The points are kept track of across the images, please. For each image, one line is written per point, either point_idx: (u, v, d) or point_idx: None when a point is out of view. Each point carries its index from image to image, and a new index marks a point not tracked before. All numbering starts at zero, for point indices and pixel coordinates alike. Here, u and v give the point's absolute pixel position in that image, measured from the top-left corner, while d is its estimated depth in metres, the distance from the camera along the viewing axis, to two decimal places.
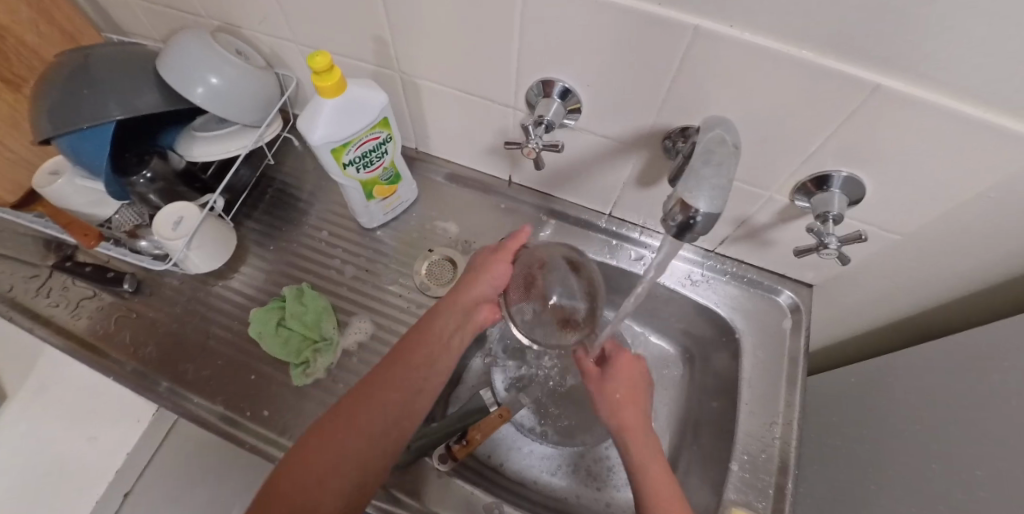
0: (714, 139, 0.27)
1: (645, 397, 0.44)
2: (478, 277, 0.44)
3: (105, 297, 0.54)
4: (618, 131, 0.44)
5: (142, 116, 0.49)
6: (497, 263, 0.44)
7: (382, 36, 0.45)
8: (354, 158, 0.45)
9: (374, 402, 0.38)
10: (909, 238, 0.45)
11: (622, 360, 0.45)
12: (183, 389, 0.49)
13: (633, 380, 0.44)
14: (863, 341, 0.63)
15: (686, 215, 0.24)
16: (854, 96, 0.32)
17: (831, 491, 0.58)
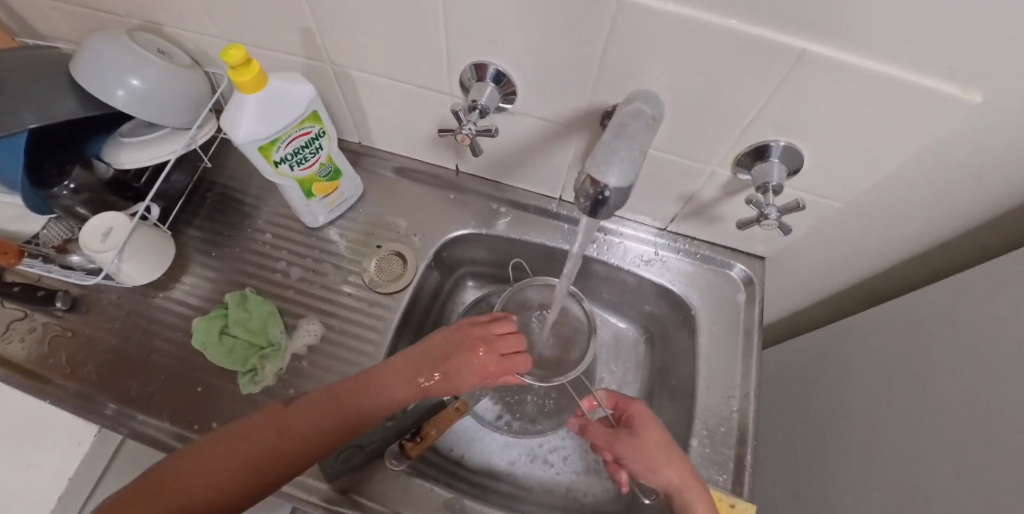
0: (632, 112, 0.27)
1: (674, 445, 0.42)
2: (464, 361, 0.40)
3: (38, 317, 0.51)
4: (557, 113, 0.43)
5: (59, 123, 0.46)
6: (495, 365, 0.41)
7: (307, 27, 0.43)
8: (286, 155, 0.43)
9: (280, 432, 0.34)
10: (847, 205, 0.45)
11: (636, 412, 0.43)
12: (127, 407, 0.47)
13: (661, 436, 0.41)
14: (817, 308, 0.65)
15: (596, 191, 0.23)
16: (782, 63, 0.32)
17: (793, 456, 0.59)
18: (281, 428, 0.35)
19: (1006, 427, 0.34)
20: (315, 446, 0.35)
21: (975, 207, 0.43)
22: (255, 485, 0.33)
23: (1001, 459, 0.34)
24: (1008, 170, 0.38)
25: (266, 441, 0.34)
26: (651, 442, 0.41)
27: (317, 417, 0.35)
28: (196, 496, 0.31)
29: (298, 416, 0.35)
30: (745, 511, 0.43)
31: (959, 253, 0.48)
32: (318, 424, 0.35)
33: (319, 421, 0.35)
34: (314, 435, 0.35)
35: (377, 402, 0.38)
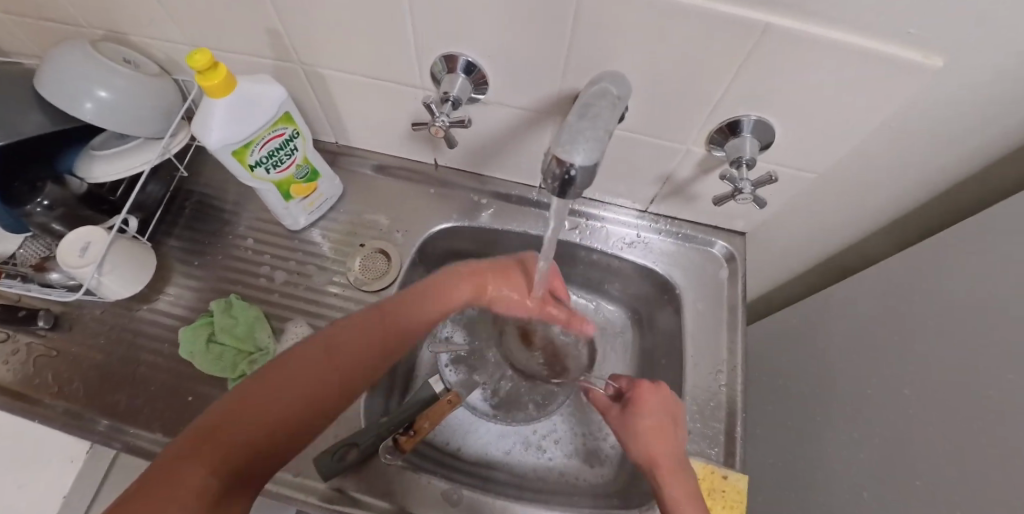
0: (597, 93, 0.27)
1: (673, 425, 0.43)
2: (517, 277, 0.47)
3: (20, 338, 0.50)
4: (530, 101, 0.44)
5: (30, 139, 0.44)
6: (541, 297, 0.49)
7: (273, 28, 0.42)
8: (260, 159, 0.43)
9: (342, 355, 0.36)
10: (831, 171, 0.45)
11: (644, 390, 0.44)
12: (119, 421, 0.47)
13: (665, 413, 0.43)
14: (798, 280, 0.66)
15: (563, 170, 0.23)
16: (747, 38, 0.32)
17: (784, 426, 0.61)
18: (325, 358, 0.35)
19: (992, 383, 0.35)
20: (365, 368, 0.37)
21: (943, 171, 0.44)
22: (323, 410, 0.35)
23: (989, 416, 0.35)
24: (972, 133, 0.39)
25: (314, 372, 0.34)
26: (648, 426, 0.42)
27: (360, 340, 0.37)
28: (258, 437, 0.31)
29: (337, 343, 0.36)
30: (737, 482, 0.44)
31: (930, 218, 0.50)
32: (364, 346, 0.37)
33: (365, 344, 0.37)
34: (364, 357, 0.37)
35: (422, 322, 0.41)
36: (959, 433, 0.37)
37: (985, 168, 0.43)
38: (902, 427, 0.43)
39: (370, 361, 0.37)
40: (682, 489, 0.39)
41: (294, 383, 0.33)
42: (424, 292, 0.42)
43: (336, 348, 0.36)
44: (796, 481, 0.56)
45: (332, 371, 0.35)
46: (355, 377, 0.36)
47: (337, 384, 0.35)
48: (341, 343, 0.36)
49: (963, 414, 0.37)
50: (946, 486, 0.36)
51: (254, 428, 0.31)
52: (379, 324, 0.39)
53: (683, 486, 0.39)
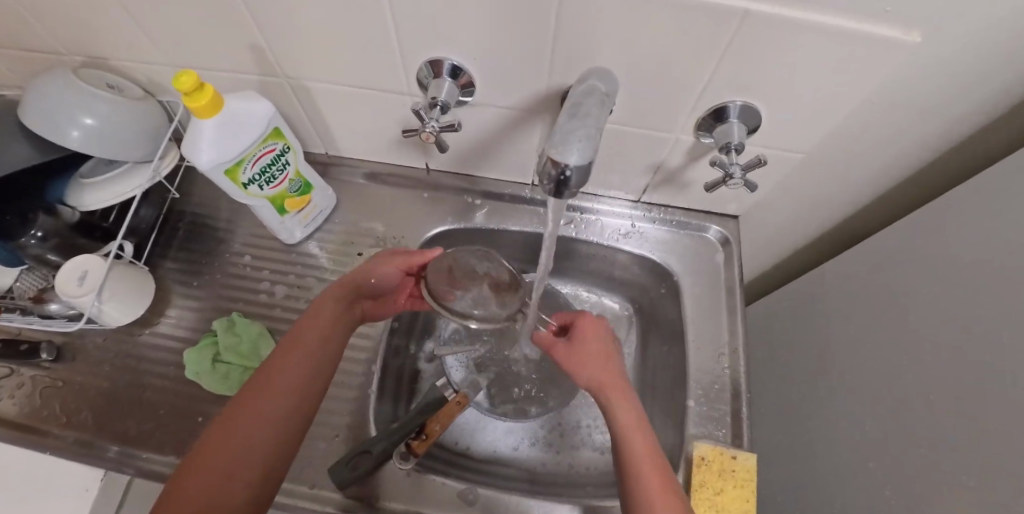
0: (585, 91, 0.27)
1: (615, 353, 0.43)
2: (377, 270, 0.44)
3: (25, 372, 0.50)
4: (518, 100, 0.44)
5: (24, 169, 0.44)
6: (397, 257, 0.44)
7: (257, 44, 0.42)
8: (253, 176, 0.43)
9: (268, 387, 0.37)
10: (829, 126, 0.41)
11: (586, 323, 0.43)
12: (130, 447, 0.47)
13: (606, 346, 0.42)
14: (792, 259, 0.67)
15: (558, 171, 0.23)
16: (728, 25, 0.32)
17: (788, 403, 0.62)
18: (266, 387, 0.37)
19: (991, 347, 0.36)
20: (328, 353, 0.41)
21: (929, 141, 0.45)
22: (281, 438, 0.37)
23: (989, 379, 0.36)
24: (952, 104, 0.40)
25: (257, 402, 0.37)
26: (593, 354, 0.42)
27: (285, 363, 0.39)
28: (224, 484, 0.34)
29: (268, 374, 0.38)
30: (746, 461, 0.45)
31: (919, 189, 0.51)
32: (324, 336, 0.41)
33: (321, 336, 0.41)
34: (328, 343, 0.41)
35: (333, 322, 0.42)
36: (961, 397, 0.38)
37: (967, 137, 0.44)
38: (905, 395, 0.44)
39: (302, 381, 0.39)
40: (629, 417, 0.38)
41: (278, 383, 0.38)
42: (311, 309, 0.42)
43: (297, 345, 0.40)
44: (804, 455, 0.56)
45: (302, 365, 0.39)
46: (326, 362, 0.41)
47: (313, 373, 0.40)
48: (299, 339, 0.40)
49: (963, 379, 0.38)
50: (952, 449, 0.38)
51: (250, 427, 0.36)
52: (328, 316, 0.42)
53: (632, 413, 0.39)
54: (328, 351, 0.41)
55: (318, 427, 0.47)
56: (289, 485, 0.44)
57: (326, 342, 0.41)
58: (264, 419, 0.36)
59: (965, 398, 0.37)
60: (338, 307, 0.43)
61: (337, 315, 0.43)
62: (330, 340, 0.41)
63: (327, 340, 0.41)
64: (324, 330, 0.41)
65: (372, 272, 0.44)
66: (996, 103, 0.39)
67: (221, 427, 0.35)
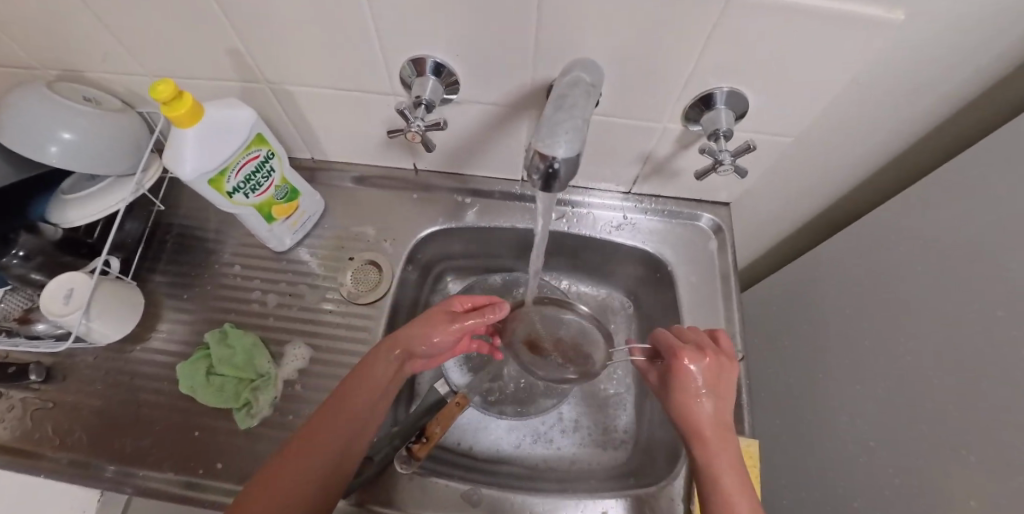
0: (571, 82, 0.27)
1: (723, 392, 0.42)
2: (432, 334, 0.43)
3: (14, 395, 0.49)
4: (503, 96, 0.43)
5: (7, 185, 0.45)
6: (455, 326, 0.44)
7: (234, 49, 0.41)
8: (238, 184, 0.43)
9: (337, 424, 0.38)
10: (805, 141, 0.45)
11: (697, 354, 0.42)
12: (126, 465, 0.46)
13: (715, 384, 0.42)
14: (784, 242, 0.67)
15: (546, 165, 0.23)
16: (712, 10, 0.32)
17: (787, 386, 0.62)
18: (335, 424, 0.38)
19: (986, 321, 0.36)
20: (385, 400, 0.42)
21: (917, 119, 0.45)
22: (337, 478, 0.37)
23: (986, 354, 0.36)
24: (937, 81, 0.40)
25: (327, 438, 0.37)
26: (696, 390, 0.41)
27: (355, 405, 0.40)
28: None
29: (339, 411, 0.39)
30: (748, 447, 0.45)
31: (906, 168, 0.51)
32: (382, 389, 0.41)
33: (378, 392, 0.41)
34: (382, 399, 0.41)
35: (393, 373, 0.42)
36: (960, 373, 0.38)
37: (952, 114, 0.44)
38: (903, 374, 0.44)
39: (363, 423, 0.40)
40: (719, 456, 0.38)
41: (335, 431, 0.38)
42: (367, 355, 0.42)
43: (353, 399, 0.40)
44: (805, 438, 0.57)
45: (358, 418, 0.39)
46: (378, 415, 0.41)
47: (370, 417, 0.40)
48: (357, 392, 0.40)
49: (961, 355, 0.38)
50: (952, 424, 0.38)
51: (317, 460, 0.36)
52: (388, 370, 0.42)
53: (727, 452, 0.39)
54: (385, 397, 0.42)
55: None
56: None
57: (384, 387, 0.42)
58: (329, 456, 0.37)
59: (962, 374, 0.38)
60: (396, 362, 0.43)
61: (392, 373, 0.42)
62: (388, 387, 0.42)
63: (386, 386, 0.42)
64: (388, 378, 0.42)
65: (429, 338, 0.43)
66: (979, 78, 0.40)
67: (293, 455, 0.36)
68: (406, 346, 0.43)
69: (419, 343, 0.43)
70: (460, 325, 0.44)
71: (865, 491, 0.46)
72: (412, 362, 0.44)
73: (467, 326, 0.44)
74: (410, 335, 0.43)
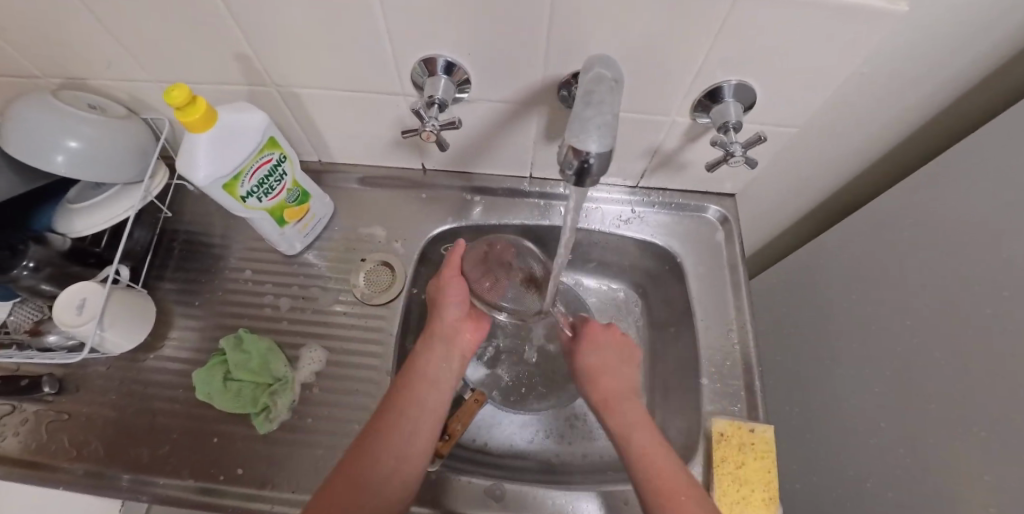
0: (594, 78, 0.26)
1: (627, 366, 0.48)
2: (445, 299, 0.48)
3: (28, 407, 0.49)
4: (512, 93, 0.44)
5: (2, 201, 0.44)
6: (457, 276, 0.49)
7: (242, 52, 0.41)
8: (251, 188, 0.42)
9: (391, 422, 0.41)
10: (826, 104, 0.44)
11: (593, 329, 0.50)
12: (144, 474, 0.46)
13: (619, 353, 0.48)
14: (788, 230, 0.68)
15: (580, 160, 0.23)
16: (722, 4, 0.32)
17: (796, 372, 0.63)
18: (392, 423, 0.41)
19: (993, 303, 0.38)
20: (437, 398, 0.44)
21: (917, 106, 0.46)
22: (403, 476, 0.39)
23: (995, 335, 0.37)
24: (938, 69, 0.41)
25: (384, 436, 0.40)
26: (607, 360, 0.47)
27: (408, 405, 0.42)
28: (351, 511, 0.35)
29: (391, 411, 0.42)
30: (764, 434, 0.46)
31: (908, 153, 0.52)
32: (428, 381, 0.45)
33: (428, 377, 0.45)
34: (434, 383, 0.45)
35: (436, 367, 0.46)
36: (971, 353, 0.39)
37: (953, 100, 0.45)
38: (912, 356, 0.45)
39: (421, 420, 0.42)
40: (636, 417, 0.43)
41: (394, 430, 0.40)
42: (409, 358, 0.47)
43: (404, 390, 0.43)
44: (817, 422, 0.58)
45: (417, 406, 0.43)
46: (437, 405, 0.44)
47: (428, 415, 0.43)
48: (405, 384, 0.44)
49: (971, 336, 0.39)
50: (964, 405, 0.39)
51: (377, 455, 0.39)
52: (431, 362, 0.46)
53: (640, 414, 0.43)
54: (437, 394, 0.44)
55: (338, 436, 0.47)
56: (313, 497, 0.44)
57: (433, 382, 0.45)
58: (391, 451, 0.39)
59: (972, 355, 0.39)
60: (436, 357, 0.46)
61: (435, 361, 0.46)
62: (438, 384, 0.45)
63: (432, 380, 0.45)
64: (433, 375, 0.45)
65: (447, 302, 0.48)
66: (979, 65, 0.41)
67: (352, 457, 0.39)
68: (440, 329, 0.47)
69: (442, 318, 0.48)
70: (454, 269, 0.49)
71: (879, 472, 0.47)
72: (454, 336, 0.48)
73: (456, 265, 0.49)
74: (437, 315, 0.48)
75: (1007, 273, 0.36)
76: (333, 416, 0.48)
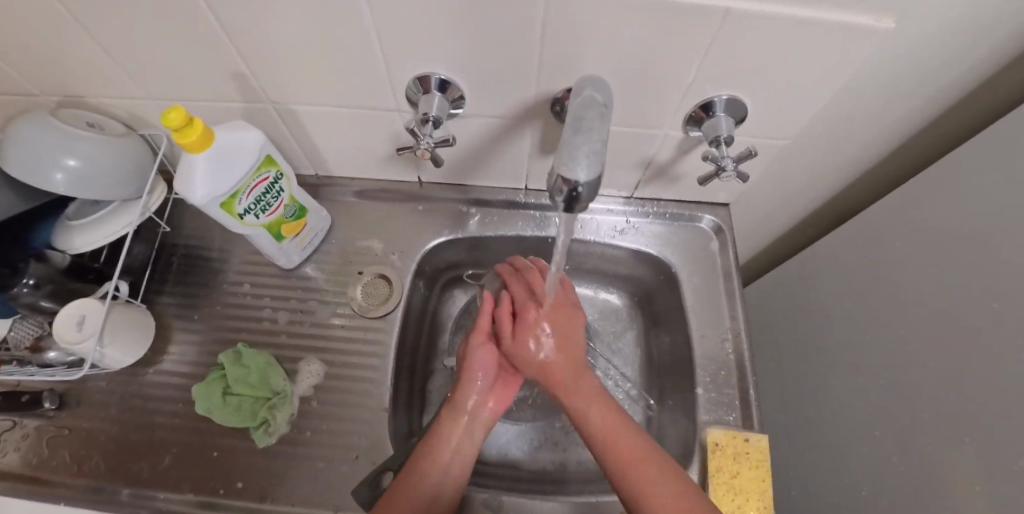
0: (583, 103, 0.26)
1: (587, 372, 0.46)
2: (472, 361, 0.46)
3: (28, 423, 0.49)
4: (507, 109, 0.44)
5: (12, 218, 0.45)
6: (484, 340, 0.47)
7: (238, 71, 0.42)
8: (248, 206, 0.43)
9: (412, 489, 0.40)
10: (820, 117, 0.45)
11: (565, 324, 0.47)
12: (145, 488, 0.46)
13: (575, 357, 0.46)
14: (783, 237, 0.69)
15: (569, 188, 0.25)
16: (711, 25, 0.33)
17: (791, 378, 0.64)
18: (412, 488, 0.40)
19: (983, 314, 0.38)
20: (461, 463, 0.43)
21: (908, 117, 0.46)
22: None
23: (988, 348, 0.37)
24: (927, 82, 0.42)
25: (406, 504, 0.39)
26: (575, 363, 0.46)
27: (432, 470, 0.41)
28: None
29: (417, 472, 0.41)
30: (758, 443, 0.46)
31: (901, 161, 0.52)
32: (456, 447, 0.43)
33: (453, 452, 0.43)
34: (458, 455, 0.43)
35: (461, 435, 0.44)
36: (961, 364, 0.40)
37: (941, 111, 0.46)
38: (905, 363, 0.46)
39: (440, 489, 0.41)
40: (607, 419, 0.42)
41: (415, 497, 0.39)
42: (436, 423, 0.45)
43: (429, 464, 0.41)
44: (812, 427, 0.59)
45: (441, 479, 0.41)
46: (461, 471, 0.42)
47: (452, 480, 0.42)
48: (430, 458, 0.42)
49: (962, 346, 0.40)
50: (956, 415, 0.39)
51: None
52: (458, 429, 0.44)
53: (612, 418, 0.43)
54: (461, 459, 0.43)
55: (338, 449, 0.48)
56: (313, 511, 0.45)
57: (458, 449, 0.43)
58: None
59: (963, 364, 0.39)
60: (462, 425, 0.44)
61: (460, 429, 0.44)
62: (463, 451, 0.43)
63: (457, 445, 0.43)
64: (458, 441, 0.43)
65: (477, 364, 0.46)
66: (966, 77, 0.41)
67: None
68: (466, 403, 0.45)
69: (470, 379, 0.46)
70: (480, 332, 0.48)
71: (873, 477, 0.48)
72: (484, 403, 0.45)
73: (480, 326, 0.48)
74: (461, 388, 0.46)
75: (998, 285, 0.37)
76: (331, 429, 0.48)
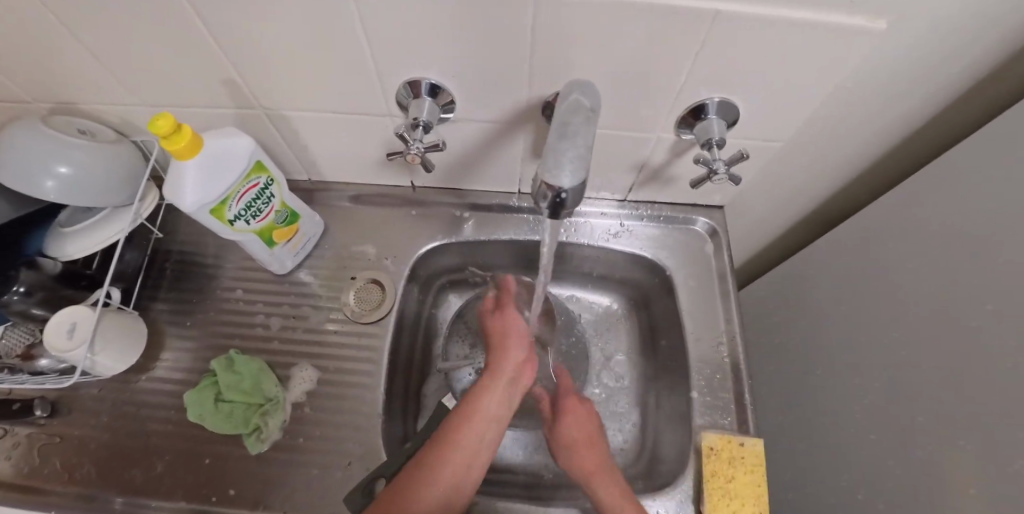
0: (569, 108, 0.25)
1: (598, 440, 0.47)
2: (508, 332, 0.47)
3: (20, 430, 0.49)
4: (499, 114, 0.44)
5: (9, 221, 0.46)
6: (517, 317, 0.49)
7: (229, 77, 0.42)
8: (239, 212, 0.43)
9: (446, 454, 0.38)
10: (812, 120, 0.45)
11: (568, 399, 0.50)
12: (137, 496, 0.46)
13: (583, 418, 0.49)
14: (779, 238, 0.69)
15: (555, 194, 0.26)
16: (701, 27, 0.32)
17: (788, 380, 0.63)
18: (445, 455, 0.38)
19: (979, 316, 0.38)
20: (495, 431, 0.41)
21: (902, 117, 0.46)
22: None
23: (984, 350, 0.37)
24: (921, 82, 0.41)
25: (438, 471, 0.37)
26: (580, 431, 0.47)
27: (465, 437, 0.39)
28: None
29: (448, 441, 0.39)
30: (753, 447, 0.46)
31: (895, 162, 0.52)
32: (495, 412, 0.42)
33: (490, 417, 0.41)
34: (494, 422, 0.41)
35: (502, 399, 0.43)
36: (957, 366, 0.39)
37: (934, 112, 0.45)
38: (901, 365, 0.45)
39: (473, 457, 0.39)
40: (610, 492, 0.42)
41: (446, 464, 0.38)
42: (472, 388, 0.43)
43: (461, 432, 0.40)
44: (809, 430, 0.58)
45: (475, 446, 0.39)
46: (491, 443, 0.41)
47: (482, 451, 0.40)
48: (464, 425, 0.40)
49: (959, 349, 0.39)
50: (953, 418, 0.39)
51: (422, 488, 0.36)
52: (499, 393, 0.43)
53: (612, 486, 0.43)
54: (497, 424, 0.41)
55: (331, 456, 0.47)
56: None
57: (494, 415, 0.41)
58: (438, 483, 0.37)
59: (960, 367, 0.39)
60: (502, 390, 0.43)
61: (500, 393, 0.43)
62: (499, 416, 0.42)
63: (493, 412, 0.42)
64: (497, 405, 0.42)
65: (514, 335, 0.47)
66: (960, 78, 0.41)
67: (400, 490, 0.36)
68: (508, 367, 0.44)
69: (507, 349, 0.46)
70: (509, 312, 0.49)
71: (870, 480, 0.47)
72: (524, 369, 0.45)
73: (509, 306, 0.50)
74: (500, 354, 0.46)
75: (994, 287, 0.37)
76: (325, 436, 0.48)
